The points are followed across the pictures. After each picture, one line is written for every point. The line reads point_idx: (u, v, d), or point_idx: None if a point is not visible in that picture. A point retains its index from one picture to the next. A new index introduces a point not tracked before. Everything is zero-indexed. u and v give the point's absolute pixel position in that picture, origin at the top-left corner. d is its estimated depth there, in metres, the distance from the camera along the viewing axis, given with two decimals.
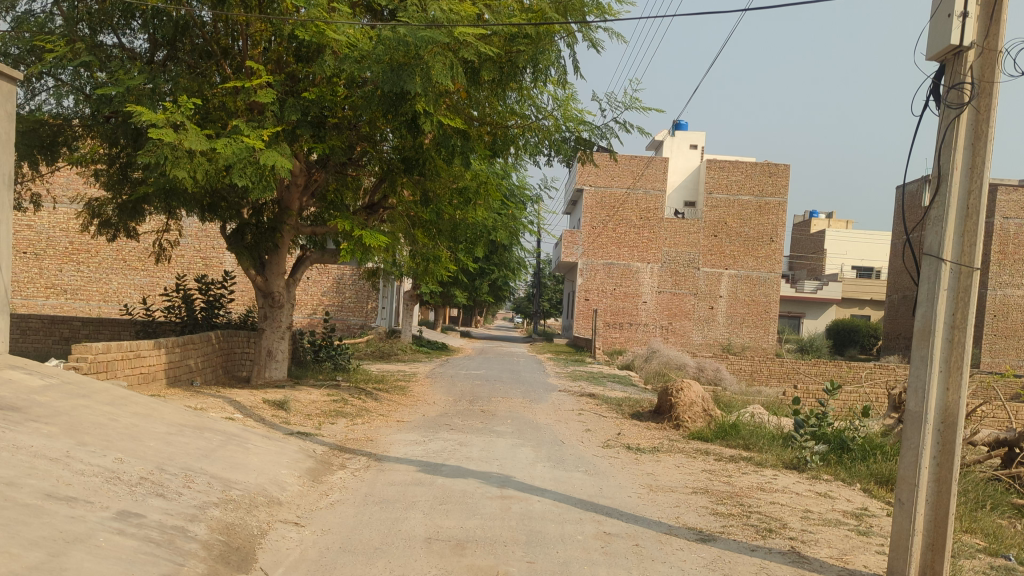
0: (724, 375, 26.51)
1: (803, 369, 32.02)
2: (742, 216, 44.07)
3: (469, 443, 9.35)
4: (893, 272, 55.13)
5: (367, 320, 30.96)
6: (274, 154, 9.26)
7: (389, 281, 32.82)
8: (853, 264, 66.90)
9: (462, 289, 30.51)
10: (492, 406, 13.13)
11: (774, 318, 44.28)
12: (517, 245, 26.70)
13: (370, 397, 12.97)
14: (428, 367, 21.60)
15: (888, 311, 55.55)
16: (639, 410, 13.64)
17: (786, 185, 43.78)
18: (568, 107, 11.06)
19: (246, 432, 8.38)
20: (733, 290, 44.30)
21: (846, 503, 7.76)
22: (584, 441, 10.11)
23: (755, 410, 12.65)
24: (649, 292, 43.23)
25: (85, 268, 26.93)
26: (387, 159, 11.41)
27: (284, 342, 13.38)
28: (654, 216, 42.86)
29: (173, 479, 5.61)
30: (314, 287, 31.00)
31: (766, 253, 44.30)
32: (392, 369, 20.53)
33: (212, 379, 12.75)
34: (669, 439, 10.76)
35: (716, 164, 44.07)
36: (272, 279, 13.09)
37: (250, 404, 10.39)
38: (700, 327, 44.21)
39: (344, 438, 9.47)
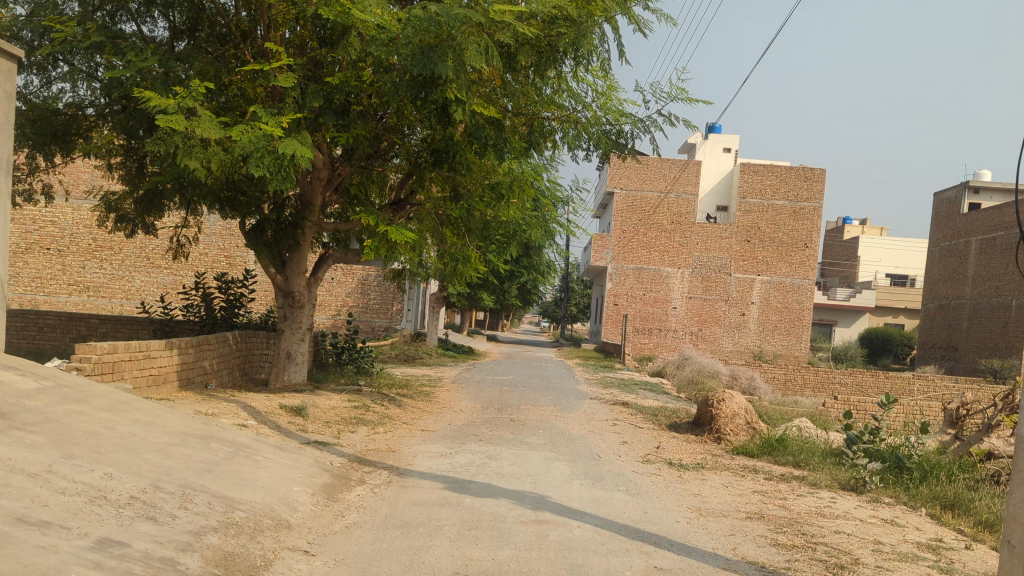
0: (760, 384, 25.62)
1: (840, 378, 31.08)
2: (776, 221, 43.00)
3: (498, 456, 8.65)
4: (930, 281, 53.13)
5: (392, 323, 30.45)
6: (294, 142, 8.63)
7: (415, 283, 32.28)
8: (887, 272, 65.45)
9: (489, 292, 29.80)
10: (521, 415, 12.44)
11: (807, 326, 42.93)
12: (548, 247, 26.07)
13: (393, 403, 12.32)
14: (454, 372, 20.99)
15: (923, 321, 53.48)
16: (676, 422, 12.86)
17: (822, 190, 42.71)
18: (609, 98, 10.33)
19: (259, 442, 7.76)
20: (765, 297, 43.11)
21: (920, 533, 6.93)
22: (621, 456, 9.35)
23: (801, 425, 11.68)
24: (679, 297, 42.58)
25: (108, 265, 26.64)
26: (416, 152, 10.79)
27: (304, 344, 12.77)
28: (687, 220, 42.40)
29: (168, 499, 4.96)
30: (338, 288, 30.53)
31: (801, 260, 42.99)
32: (416, 373, 19.91)
33: (228, 381, 12.20)
34: (714, 455, 9.96)
35: (750, 168, 43.09)
36: (293, 278, 12.49)
37: (266, 410, 9.78)
38: (730, 334, 43.01)
39: (365, 448, 8.82)
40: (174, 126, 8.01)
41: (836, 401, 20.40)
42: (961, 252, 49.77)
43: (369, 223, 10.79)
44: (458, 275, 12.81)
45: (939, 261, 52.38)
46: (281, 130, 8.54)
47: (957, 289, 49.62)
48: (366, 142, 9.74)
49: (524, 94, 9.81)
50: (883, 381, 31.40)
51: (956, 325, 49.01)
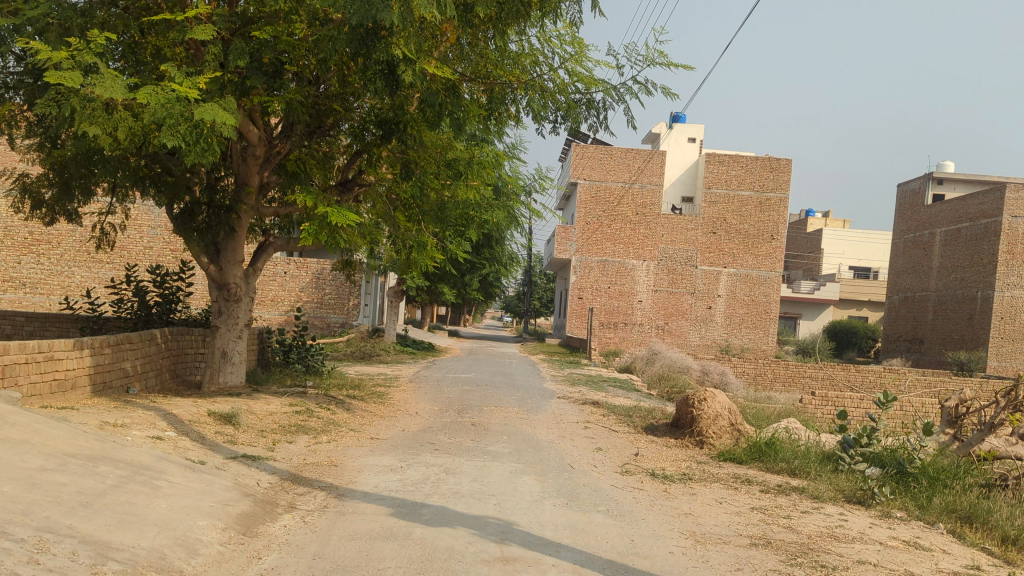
0: (731, 379, 24.79)
1: (809, 372, 30.52)
2: (742, 212, 42.25)
3: (457, 470, 7.47)
4: (893, 273, 53.22)
5: (348, 319, 29.15)
6: (214, 107, 7.41)
7: (372, 276, 30.95)
8: (850, 264, 65.47)
9: (451, 286, 28.59)
10: (483, 418, 11.30)
11: (774, 319, 42.28)
12: (511, 237, 24.96)
13: (342, 407, 11.08)
14: (412, 370, 19.81)
15: (887, 313, 53.58)
16: (653, 424, 11.83)
17: (788, 181, 42.12)
18: (578, 62, 9.27)
19: (172, 459, 6.52)
20: (732, 290, 42.36)
21: (952, 560, 5.91)
22: (597, 467, 8.25)
23: (791, 425, 10.80)
24: (645, 290, 41.78)
25: (45, 260, 24.90)
26: (363, 124, 9.67)
27: (241, 342, 11.49)
28: (651, 212, 41.45)
29: (11, 550, 3.70)
30: (291, 283, 29.12)
31: (767, 252, 42.35)
32: (371, 371, 18.65)
33: (155, 385, 10.88)
34: (699, 464, 8.91)
35: (716, 158, 42.36)
36: (228, 268, 11.21)
37: (190, 418, 8.51)
38: (697, 328, 42.29)
39: (301, 462, 7.60)
40: (67, 85, 6.78)
41: (812, 397, 19.59)
42: (924, 243, 49.65)
43: (306, 202, 9.55)
44: (412, 264, 11.67)
45: (902, 253, 52.26)
46: (197, 93, 7.33)
47: (921, 281, 49.51)
48: (303, 108, 8.56)
49: (483, 57, 8.83)
50: (854, 374, 30.91)
51: (920, 317, 48.90)
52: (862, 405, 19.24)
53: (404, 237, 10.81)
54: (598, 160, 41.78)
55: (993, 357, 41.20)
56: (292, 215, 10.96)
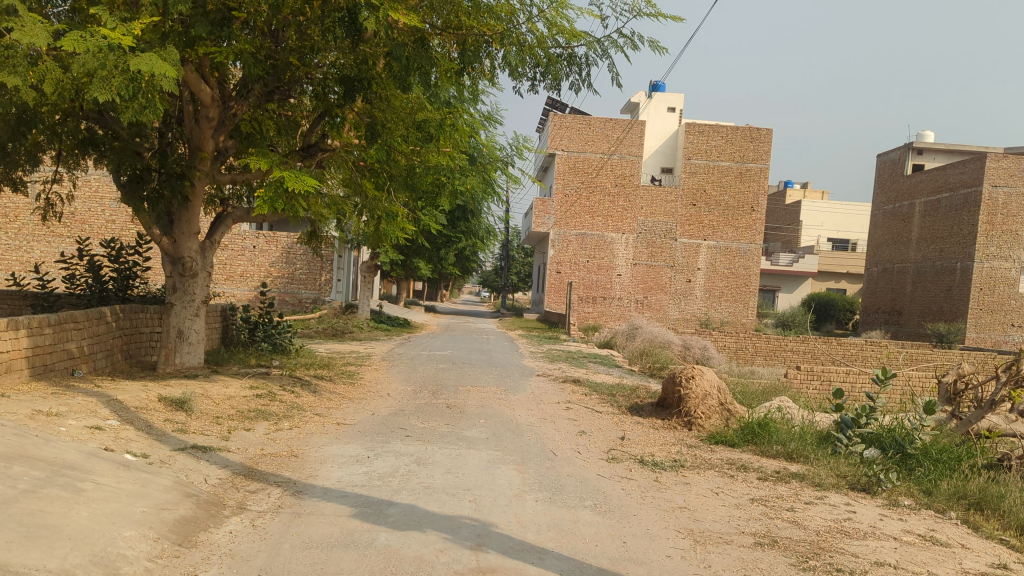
0: (713, 353, 24.33)
1: (791, 346, 30.19)
2: (722, 183, 41.72)
3: (429, 460, 6.83)
4: (872, 245, 53.13)
5: (320, 294, 28.37)
6: (152, 58, 6.68)
7: (345, 250, 30.11)
8: (828, 236, 65.34)
9: (426, 260, 27.86)
10: (458, 400, 10.66)
11: (754, 292, 41.93)
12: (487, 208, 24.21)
13: (307, 388, 10.39)
14: (386, 347, 19.13)
15: (866, 286, 53.53)
16: (638, 403, 11.25)
17: (768, 151, 41.58)
18: (558, 13, 8.55)
19: (107, 456, 5.79)
20: (712, 263, 41.96)
21: (974, 556, 5.34)
22: (581, 453, 7.64)
23: (784, 404, 10.26)
24: (624, 264, 41.27)
25: (3, 234, 23.94)
26: (326, 82, 8.94)
27: (199, 321, 10.75)
28: (630, 183, 40.90)
29: None
30: (261, 257, 28.21)
31: (747, 224, 41.90)
32: (344, 349, 17.94)
33: (106, 366, 10.13)
34: (688, 447, 8.33)
35: (695, 128, 41.65)
36: (183, 241, 10.47)
37: (138, 404, 7.77)
38: (676, 301, 41.88)
39: (258, 452, 6.91)
40: None
41: (797, 371, 19.13)
42: (904, 215, 49.45)
43: (262, 164, 8.79)
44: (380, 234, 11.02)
45: (881, 225, 52.10)
46: (131, 41, 6.60)
47: (900, 253, 49.39)
48: (254, 61, 7.81)
49: (456, 7, 8.22)
50: (836, 347, 30.62)
51: (899, 289, 48.84)
52: (848, 379, 18.82)
53: (373, 205, 10.15)
54: (576, 130, 40.97)
55: (971, 328, 41.18)
56: (251, 182, 10.24)
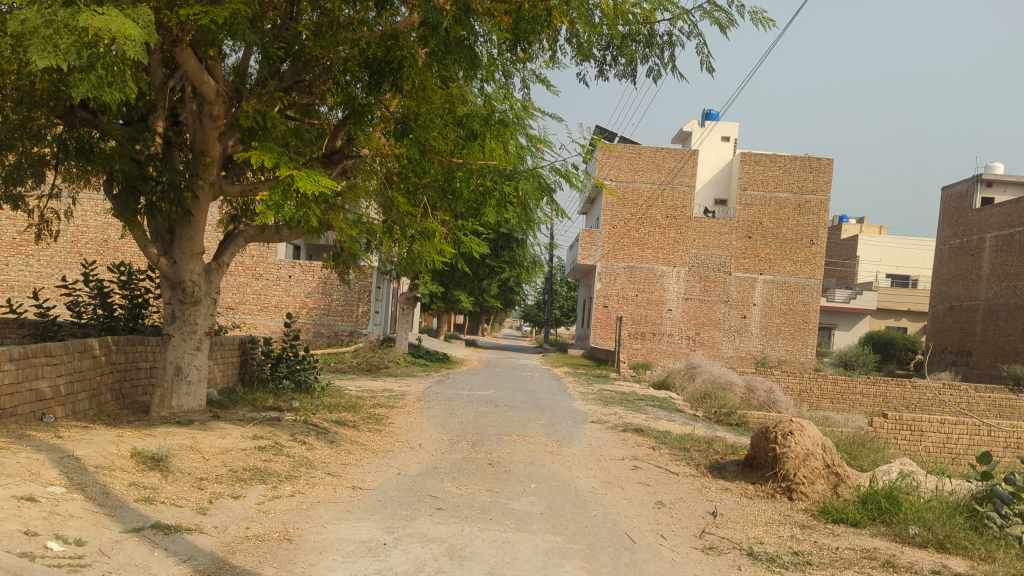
0: (780, 397, 22.21)
1: (861, 388, 27.88)
2: (779, 215, 39.63)
3: (464, 552, 5.05)
4: (938, 281, 50.33)
5: (357, 327, 26.91)
6: (111, 13, 5.21)
7: (383, 280, 28.66)
8: (887, 272, 62.48)
9: (469, 293, 26.35)
10: (503, 455, 8.87)
11: (814, 329, 39.48)
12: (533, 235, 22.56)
13: (324, 437, 8.68)
14: (423, 385, 17.47)
15: (931, 325, 50.61)
16: (719, 461, 9.37)
17: (829, 182, 39.45)
18: None
19: (16, 553, 4.15)
20: (768, 298, 39.72)
21: None
22: (666, 540, 5.80)
23: (909, 471, 8.28)
24: (675, 298, 39.26)
25: (34, 262, 22.95)
26: (346, 69, 7.49)
27: (200, 357, 9.15)
28: (682, 215, 39.02)
29: None
30: (296, 287, 26.91)
31: (806, 257, 39.63)
32: (376, 387, 16.32)
33: (89, 410, 8.56)
34: (802, 530, 6.48)
35: (751, 157, 39.77)
36: (183, 261, 8.88)
37: (100, 463, 6.16)
38: (730, 338, 39.56)
39: (238, 535, 5.21)
40: None
41: (883, 420, 17.00)
42: (973, 250, 46.75)
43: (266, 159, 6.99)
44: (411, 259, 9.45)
45: (948, 260, 49.36)
46: None
47: (969, 290, 46.59)
48: (252, 30, 6.32)
49: None
50: (909, 391, 28.18)
51: (968, 328, 45.92)
52: (943, 433, 16.68)
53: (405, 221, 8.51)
54: (626, 159, 39.41)
55: None
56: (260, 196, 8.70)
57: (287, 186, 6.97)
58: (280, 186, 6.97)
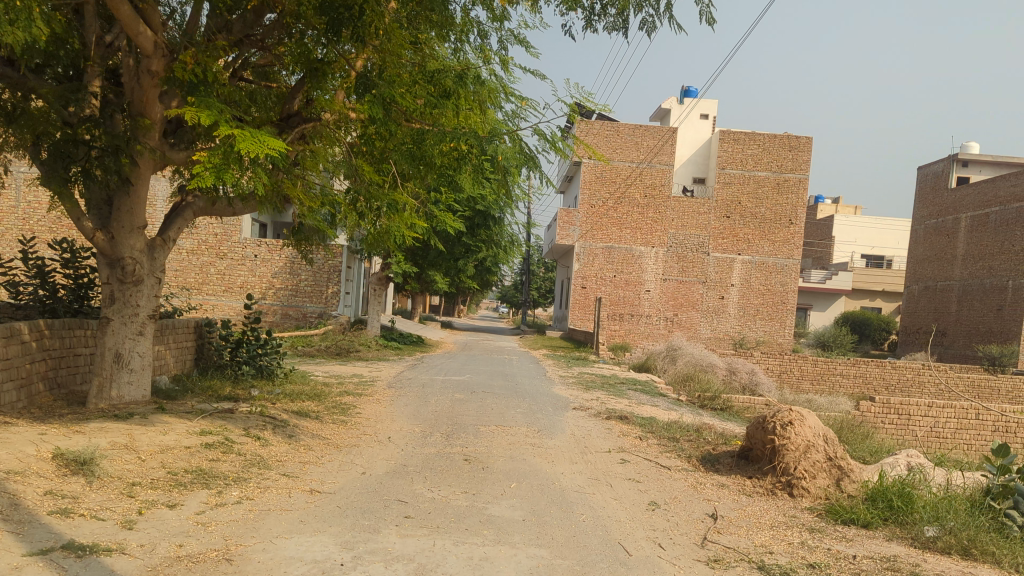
0: (762, 379, 21.70)
1: (842, 370, 27.51)
2: (758, 195, 39.12)
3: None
4: (914, 261, 50.24)
5: (327, 308, 25.99)
6: None
7: (354, 260, 27.75)
8: (862, 253, 62.44)
9: (444, 274, 25.54)
10: (479, 450, 8.13)
11: (792, 310, 39.15)
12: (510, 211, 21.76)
13: (282, 432, 7.88)
14: (394, 369, 16.68)
15: (906, 305, 50.59)
16: (712, 453, 8.69)
17: (808, 161, 38.95)
18: None
19: None
20: (746, 278, 39.29)
21: None
22: (666, 552, 5.08)
23: (918, 463, 7.59)
24: (652, 278, 38.72)
25: None
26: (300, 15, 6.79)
27: (143, 342, 8.29)
28: (659, 194, 38.41)
29: None
30: (263, 268, 25.97)
31: (785, 237, 39.21)
32: (345, 372, 15.55)
33: (16, 402, 7.70)
34: (813, 535, 5.78)
35: (730, 136, 39.15)
36: (123, 237, 8.00)
37: (14, 468, 5.32)
38: (708, 319, 39.13)
39: (168, 558, 4.40)
40: None
41: (871, 404, 16.47)
42: (949, 230, 46.63)
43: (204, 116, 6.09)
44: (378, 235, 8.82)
45: (924, 240, 49.26)
46: None
47: (945, 270, 46.52)
48: None
49: None
50: (890, 372, 27.87)
51: (944, 309, 45.91)
52: (930, 416, 15.98)
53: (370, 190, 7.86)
54: (604, 137, 38.69)
55: None
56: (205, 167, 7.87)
57: (227, 150, 6.09)
58: (219, 148, 6.08)
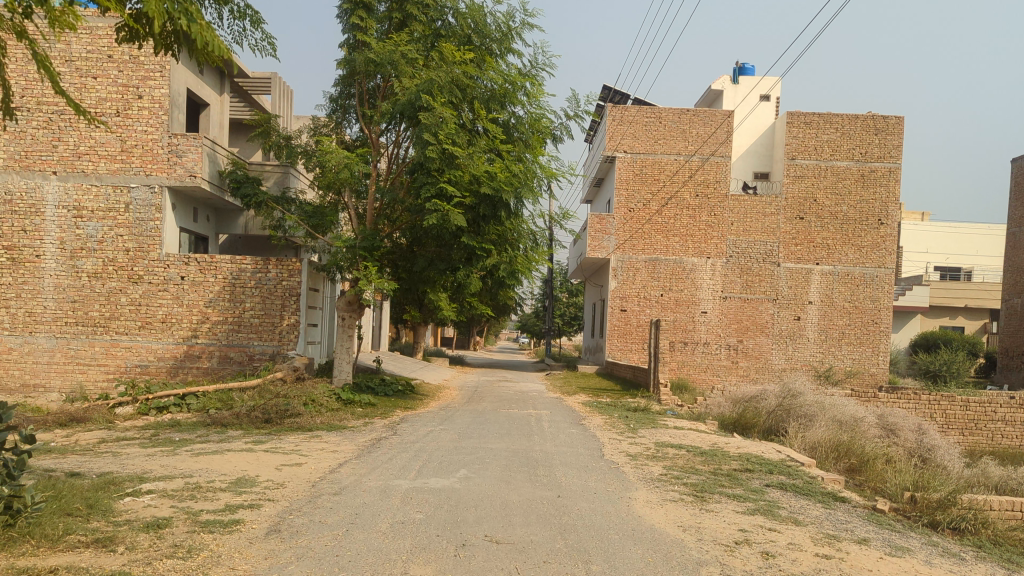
0: (935, 442, 13.86)
1: (1001, 414, 19.80)
2: (838, 190, 31.18)
3: None
4: (1013, 270, 42.26)
5: (282, 347, 17.83)
6: None
7: (319, 281, 20.36)
8: (936, 264, 54.33)
9: (445, 293, 18.20)
10: None
11: (887, 332, 31.07)
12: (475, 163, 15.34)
13: None
14: (332, 462, 9.03)
15: (1003, 323, 42.38)
16: None
17: (899, 146, 31.19)
18: None
19: None
20: (828, 294, 31.27)
21: None
22: None
23: None
24: (710, 298, 31.02)
25: None
26: None
27: None
28: (715, 192, 30.88)
29: None
30: (193, 294, 17.66)
31: (874, 242, 31.20)
32: (231, 478, 7.86)
33: None
34: None
35: (801, 118, 31.40)
36: None
37: None
38: (782, 347, 31.05)
39: None
40: None
41: None
42: None
43: None
44: None
45: None
46: None
47: None
48: None
49: None
50: None
51: None
52: None
53: None
54: (644, 125, 31.13)
55: None
56: None
57: None
58: None
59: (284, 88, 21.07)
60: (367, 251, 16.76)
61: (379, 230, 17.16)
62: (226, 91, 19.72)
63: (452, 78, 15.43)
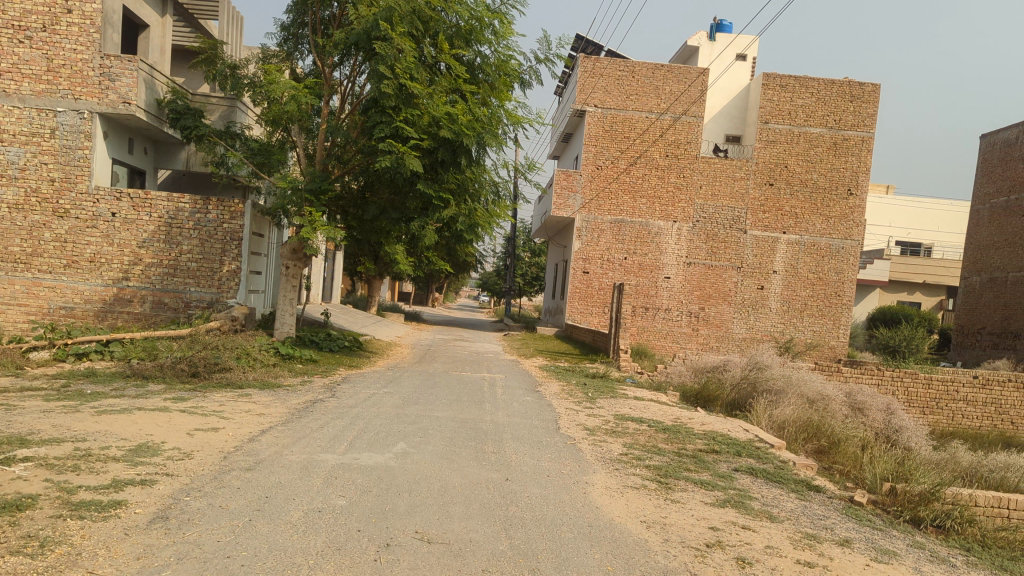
0: (903, 423, 13.27)
1: (962, 393, 19.43)
2: (810, 157, 30.51)
3: None
4: (974, 248, 42.27)
5: (220, 295, 16.69)
6: None
7: (263, 226, 19.13)
8: (898, 238, 54.39)
9: (399, 244, 17.08)
10: None
11: (849, 305, 30.71)
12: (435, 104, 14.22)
13: None
14: (255, 428, 8.00)
15: (961, 301, 42.47)
16: None
17: (873, 115, 30.53)
18: None
19: None
20: (792, 264, 30.74)
21: None
22: None
23: None
24: (674, 262, 30.32)
25: None
26: None
27: None
28: (685, 153, 30.00)
29: None
30: (124, 233, 16.33)
31: (842, 213, 30.68)
32: (131, 446, 6.80)
33: None
34: None
35: (776, 81, 30.56)
36: None
37: None
38: (743, 315, 30.54)
39: None
40: None
41: None
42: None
43: None
44: None
45: (989, 224, 41.24)
46: None
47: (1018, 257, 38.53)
48: None
49: None
50: None
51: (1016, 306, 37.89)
52: None
53: None
54: (616, 79, 30.03)
55: None
56: None
57: None
58: None
59: (235, 15, 19.61)
60: (315, 194, 15.56)
61: (329, 172, 15.94)
62: (169, 14, 18.29)
63: (414, 8, 14.18)
